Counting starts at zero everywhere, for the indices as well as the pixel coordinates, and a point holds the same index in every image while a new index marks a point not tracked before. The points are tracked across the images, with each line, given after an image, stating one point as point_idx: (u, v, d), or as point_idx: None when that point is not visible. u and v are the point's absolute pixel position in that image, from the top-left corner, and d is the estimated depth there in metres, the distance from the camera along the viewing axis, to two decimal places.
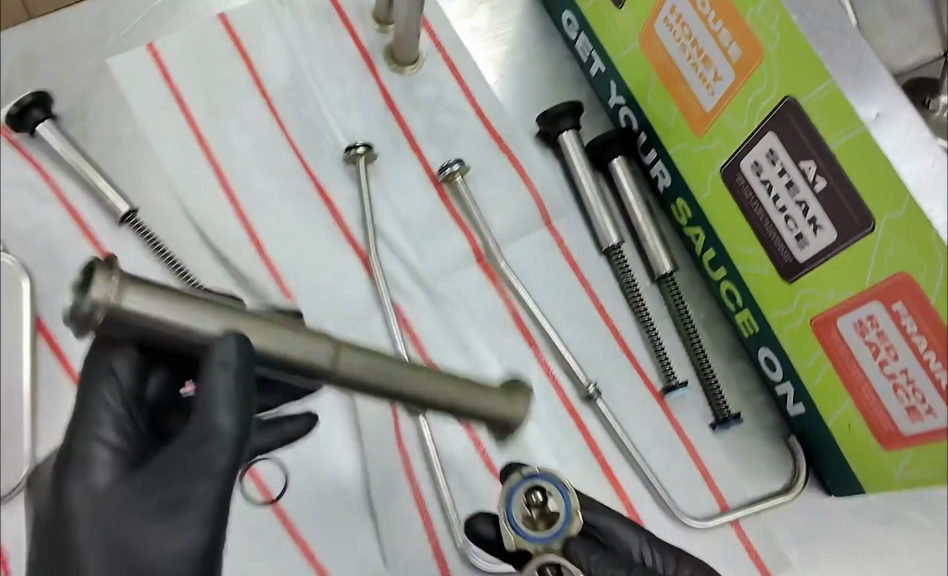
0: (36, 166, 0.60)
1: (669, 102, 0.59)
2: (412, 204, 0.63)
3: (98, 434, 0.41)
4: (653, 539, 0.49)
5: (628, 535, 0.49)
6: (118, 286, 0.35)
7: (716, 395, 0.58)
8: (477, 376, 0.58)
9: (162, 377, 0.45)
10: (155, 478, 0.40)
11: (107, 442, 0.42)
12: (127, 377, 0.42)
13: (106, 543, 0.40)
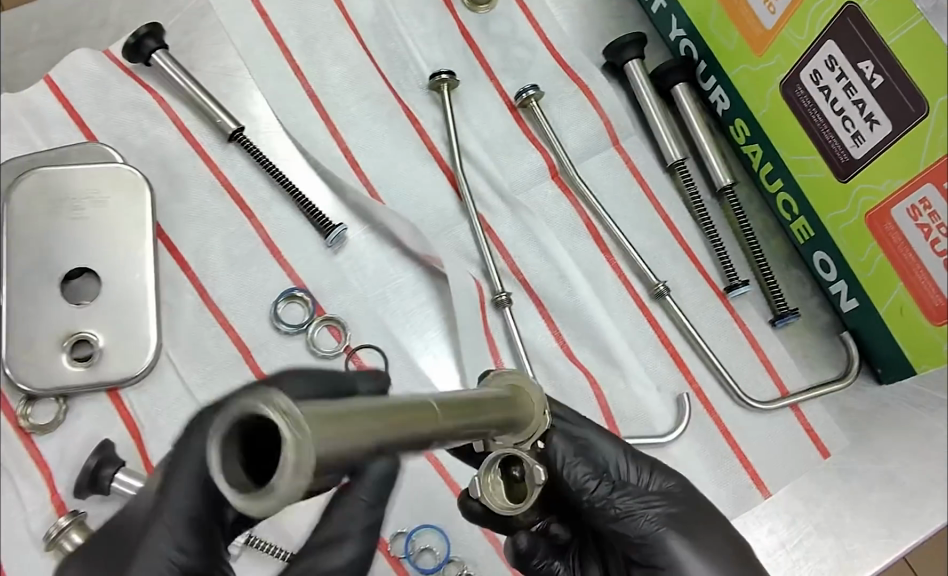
0: (148, 90, 0.65)
1: (729, 26, 0.63)
2: (492, 126, 0.68)
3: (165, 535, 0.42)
4: (637, 450, 0.49)
5: (608, 446, 0.48)
6: (306, 429, 0.20)
7: (774, 293, 0.64)
8: (557, 276, 0.64)
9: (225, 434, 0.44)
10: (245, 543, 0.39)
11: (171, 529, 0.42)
12: (195, 466, 0.42)
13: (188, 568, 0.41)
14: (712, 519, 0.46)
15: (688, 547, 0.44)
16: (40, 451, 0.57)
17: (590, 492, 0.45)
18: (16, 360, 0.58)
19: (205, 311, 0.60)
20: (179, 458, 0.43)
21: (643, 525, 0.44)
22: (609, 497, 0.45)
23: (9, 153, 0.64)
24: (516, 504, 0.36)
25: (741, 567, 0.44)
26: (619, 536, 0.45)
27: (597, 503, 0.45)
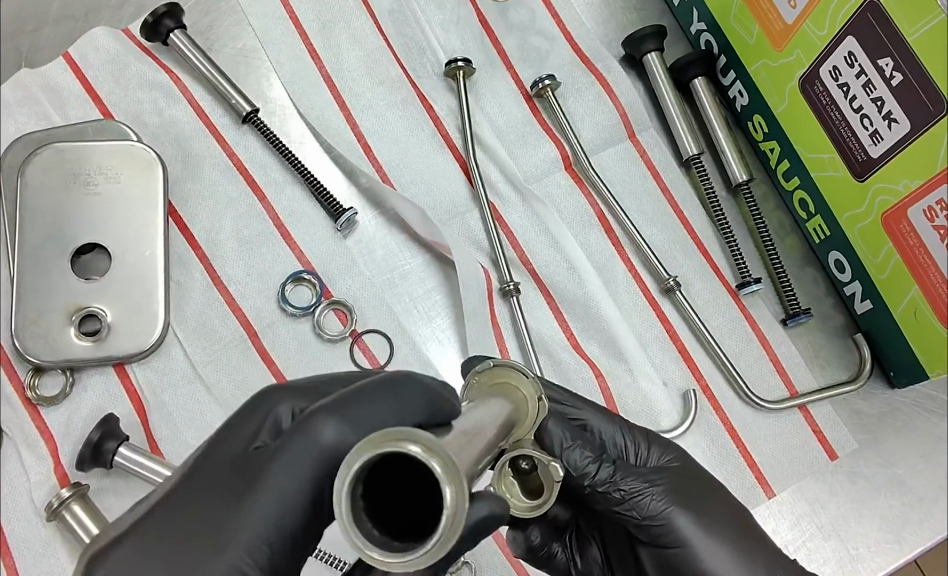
0: (166, 71, 0.65)
1: (750, 20, 0.62)
2: (507, 115, 0.68)
3: (247, 544, 0.40)
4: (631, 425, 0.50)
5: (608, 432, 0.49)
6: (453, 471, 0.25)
7: (787, 291, 0.63)
8: (566, 267, 0.63)
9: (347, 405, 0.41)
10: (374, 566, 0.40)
11: (257, 546, 0.40)
12: (308, 480, 0.40)
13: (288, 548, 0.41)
14: (712, 496, 0.47)
15: (695, 523, 0.45)
16: (46, 422, 0.56)
17: (598, 480, 0.45)
18: (23, 332, 0.57)
19: (214, 291, 0.60)
20: (285, 469, 0.40)
21: (649, 505, 0.45)
22: (615, 482, 0.45)
23: (26, 128, 0.63)
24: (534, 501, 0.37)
25: (747, 533, 0.46)
26: (626, 520, 0.45)
27: (603, 489, 0.45)
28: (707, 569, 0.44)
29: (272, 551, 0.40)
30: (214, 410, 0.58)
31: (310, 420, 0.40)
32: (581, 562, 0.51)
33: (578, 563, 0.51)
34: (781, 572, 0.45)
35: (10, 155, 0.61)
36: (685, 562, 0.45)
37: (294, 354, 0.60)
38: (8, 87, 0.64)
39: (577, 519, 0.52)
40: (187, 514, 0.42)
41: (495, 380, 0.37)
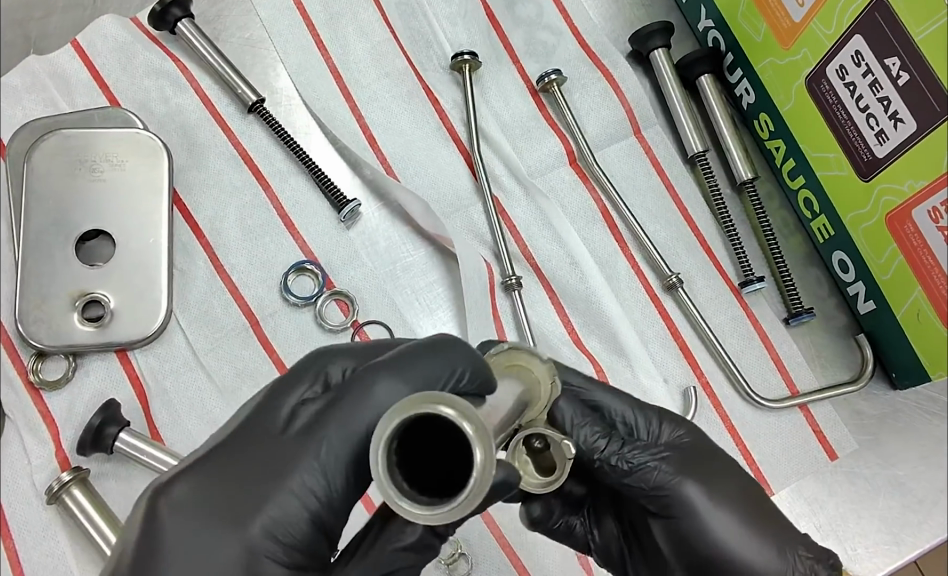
0: (172, 59, 0.66)
1: (758, 18, 0.62)
2: (512, 109, 0.68)
3: (301, 494, 0.40)
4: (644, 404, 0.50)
5: (613, 404, 0.49)
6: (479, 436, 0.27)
7: (790, 290, 0.63)
8: (568, 262, 0.63)
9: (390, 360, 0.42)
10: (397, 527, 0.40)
11: (311, 495, 0.40)
12: (358, 429, 0.40)
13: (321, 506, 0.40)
14: (722, 467, 0.47)
15: (703, 494, 0.45)
16: (48, 406, 0.56)
17: (605, 454, 0.46)
18: (27, 317, 0.57)
19: (217, 280, 0.61)
20: (342, 421, 0.40)
21: (658, 476, 0.45)
22: (622, 455, 0.46)
23: (33, 114, 0.64)
24: (549, 479, 0.37)
25: (756, 508, 0.45)
26: (635, 492, 0.45)
27: (610, 464, 0.46)
28: (713, 538, 0.44)
29: (326, 501, 0.40)
30: (215, 398, 0.58)
31: (363, 376, 0.41)
32: (598, 538, 0.51)
33: (594, 538, 0.51)
34: (788, 549, 0.44)
35: (17, 141, 0.61)
36: (692, 534, 0.44)
37: (296, 343, 0.60)
38: (16, 73, 0.64)
39: (595, 494, 0.52)
40: (227, 470, 0.41)
41: (509, 363, 0.39)
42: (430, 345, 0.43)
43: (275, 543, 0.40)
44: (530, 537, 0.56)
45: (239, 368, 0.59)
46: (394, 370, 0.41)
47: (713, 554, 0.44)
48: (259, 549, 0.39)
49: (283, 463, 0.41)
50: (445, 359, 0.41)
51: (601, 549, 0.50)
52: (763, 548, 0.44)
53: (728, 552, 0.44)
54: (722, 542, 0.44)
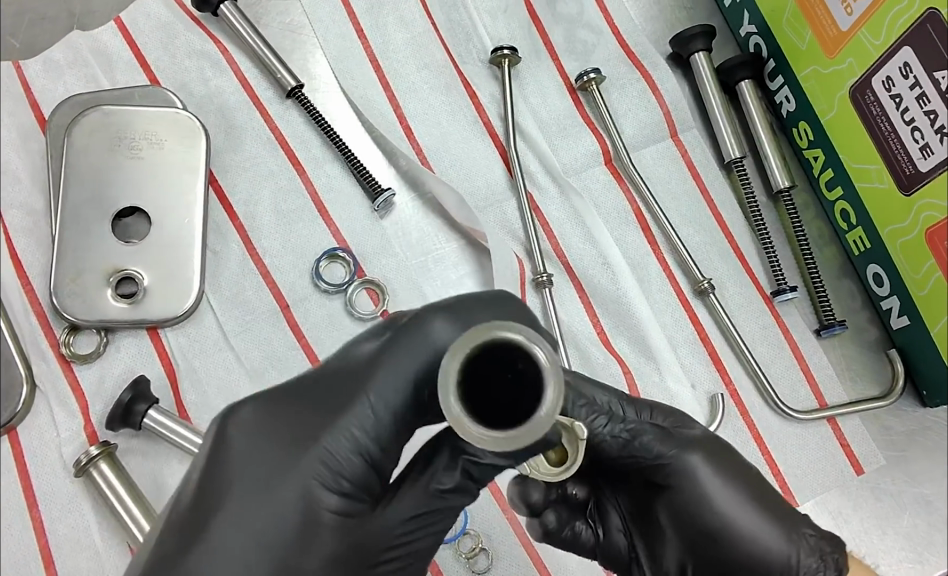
0: (213, 41, 0.66)
1: (803, 26, 0.62)
2: (550, 106, 0.68)
3: (354, 433, 0.42)
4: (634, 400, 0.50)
5: (604, 396, 0.48)
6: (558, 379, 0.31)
7: (823, 301, 0.63)
8: (600, 261, 0.63)
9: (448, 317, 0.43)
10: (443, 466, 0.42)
11: (364, 434, 0.42)
12: (418, 371, 0.42)
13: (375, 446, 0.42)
14: (727, 447, 0.47)
15: (706, 465, 0.45)
16: (77, 378, 0.56)
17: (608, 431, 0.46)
18: (61, 290, 0.57)
19: (249, 262, 0.60)
20: (404, 358, 0.42)
21: (660, 449, 0.46)
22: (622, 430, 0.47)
23: (74, 90, 0.64)
24: (560, 467, 0.40)
25: (758, 482, 0.46)
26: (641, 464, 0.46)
27: (612, 438, 0.46)
28: (720, 511, 0.44)
29: (376, 437, 0.42)
30: (243, 380, 0.58)
31: (420, 317, 0.43)
32: (603, 536, 0.49)
33: (600, 538, 0.49)
34: (793, 527, 0.44)
35: (58, 115, 0.62)
36: (699, 506, 0.44)
37: (324, 331, 0.60)
38: (58, 48, 0.64)
39: (597, 493, 0.51)
40: (291, 411, 0.43)
41: None
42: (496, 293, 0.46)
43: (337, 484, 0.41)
44: None
45: (267, 352, 0.58)
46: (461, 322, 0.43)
47: (721, 528, 0.44)
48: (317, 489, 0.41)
49: (344, 398, 0.43)
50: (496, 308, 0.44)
51: (607, 548, 0.49)
52: (770, 522, 0.44)
53: (735, 525, 0.44)
54: (729, 515, 0.44)
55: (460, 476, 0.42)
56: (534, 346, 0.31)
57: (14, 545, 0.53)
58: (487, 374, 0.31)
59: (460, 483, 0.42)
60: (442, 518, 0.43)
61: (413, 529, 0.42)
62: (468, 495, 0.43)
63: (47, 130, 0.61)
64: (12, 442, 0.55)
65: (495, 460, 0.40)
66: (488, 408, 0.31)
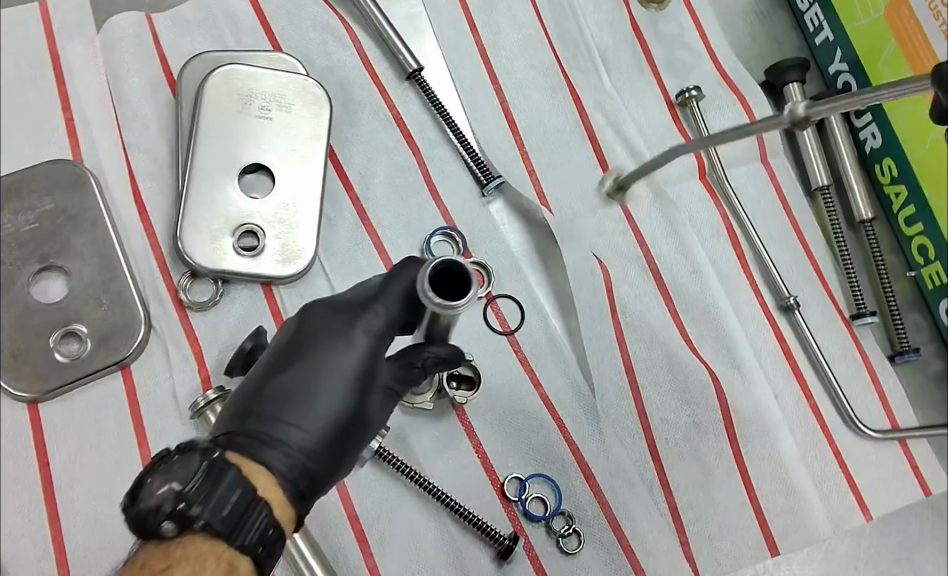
0: (337, 16, 0.68)
1: (902, 66, 0.66)
2: (649, 117, 0.71)
3: (377, 321, 0.44)
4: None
5: None
6: (440, 301, 0.39)
7: (900, 328, 0.66)
8: (689, 271, 0.65)
9: (376, 342, 0.44)
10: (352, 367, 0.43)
11: (380, 322, 0.44)
12: (355, 369, 0.42)
13: (321, 390, 0.41)
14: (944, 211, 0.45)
15: None
16: (193, 327, 0.58)
17: (184, 477, 0.35)
18: (186, 236, 0.58)
19: (363, 233, 0.62)
20: (349, 336, 0.43)
21: (604, 464, 0.58)
22: (197, 485, 0.35)
23: (200, 48, 0.65)
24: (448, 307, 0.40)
25: None
26: (408, 497, 0.55)
27: (258, 522, 0.36)
28: None
29: (387, 320, 0.44)
30: None
31: (348, 330, 0.43)
32: None
33: None
34: None
35: (187, 72, 0.63)
36: None
37: None
38: (188, 6, 0.66)
39: None
40: (296, 366, 0.42)
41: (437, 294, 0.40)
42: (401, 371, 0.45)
43: (383, 326, 0.44)
44: (641, 529, 0.57)
45: None
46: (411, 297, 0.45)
47: None
48: (373, 315, 0.44)
49: (328, 346, 0.42)
50: (349, 338, 0.43)
51: None
52: None
53: None
54: None
55: (384, 326, 0.44)
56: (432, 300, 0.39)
57: (121, 482, 0.54)
58: (444, 286, 0.40)
59: (379, 313, 0.44)
60: (316, 398, 0.41)
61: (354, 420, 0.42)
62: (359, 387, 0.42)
63: (177, 86, 0.62)
64: (124, 378, 0.56)
65: (390, 307, 0.44)
66: (440, 289, 0.40)
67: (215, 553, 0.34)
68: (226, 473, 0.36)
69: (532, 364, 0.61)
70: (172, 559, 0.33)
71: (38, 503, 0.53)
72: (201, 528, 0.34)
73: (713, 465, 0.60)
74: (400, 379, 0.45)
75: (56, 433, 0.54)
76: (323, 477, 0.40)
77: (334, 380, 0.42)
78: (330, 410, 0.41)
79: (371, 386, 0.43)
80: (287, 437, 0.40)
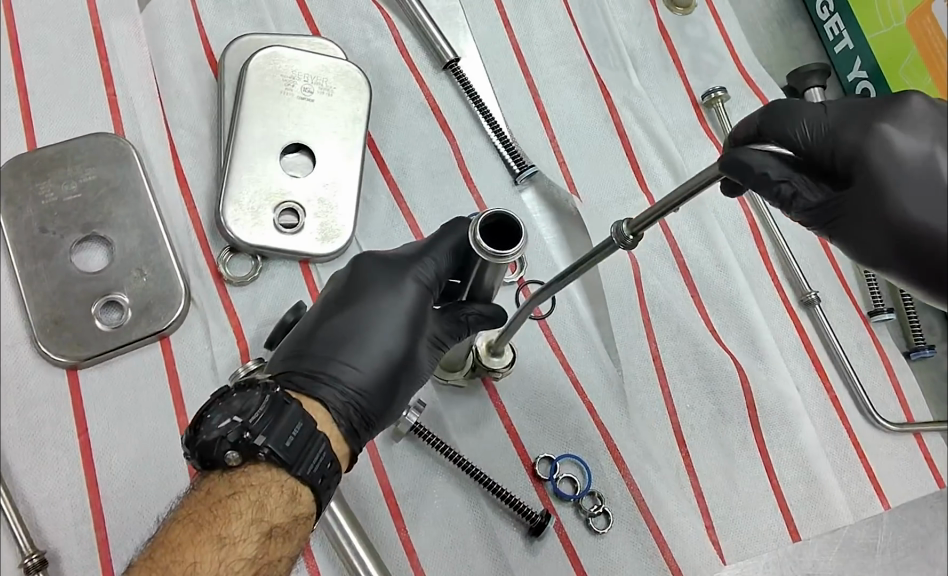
0: (377, 6, 0.69)
1: (922, 73, 0.68)
2: (675, 115, 0.73)
3: (423, 273, 0.47)
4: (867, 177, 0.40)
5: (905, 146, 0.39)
6: (490, 250, 0.41)
7: (915, 326, 0.68)
8: (714, 264, 0.66)
9: (421, 294, 0.47)
10: (402, 314, 0.46)
11: (426, 274, 0.47)
12: (405, 317, 0.46)
13: (371, 334, 0.45)
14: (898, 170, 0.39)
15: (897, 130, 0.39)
16: (231, 299, 0.59)
17: (246, 410, 0.40)
18: (227, 212, 0.59)
19: (399, 216, 0.64)
20: (396, 286, 0.46)
21: (631, 446, 0.60)
22: (261, 416, 0.40)
23: (242, 31, 0.66)
24: (501, 255, 0.41)
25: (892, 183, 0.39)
26: (441, 472, 0.57)
27: (317, 454, 0.40)
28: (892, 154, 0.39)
29: (433, 275, 0.48)
30: None
31: (396, 280, 0.47)
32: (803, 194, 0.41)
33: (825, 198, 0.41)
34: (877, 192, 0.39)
35: (231, 54, 0.63)
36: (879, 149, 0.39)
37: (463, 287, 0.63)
38: None
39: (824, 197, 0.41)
40: (350, 311, 0.46)
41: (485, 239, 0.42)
42: (451, 324, 0.48)
43: (431, 276, 0.48)
44: (668, 512, 0.58)
45: None
46: (457, 254, 0.48)
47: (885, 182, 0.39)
48: (421, 267, 0.47)
49: (377, 295, 0.46)
50: (395, 287, 0.46)
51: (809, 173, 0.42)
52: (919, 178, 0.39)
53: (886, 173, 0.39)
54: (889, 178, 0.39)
55: (431, 279, 0.47)
56: (479, 248, 0.41)
57: (159, 450, 0.54)
58: (496, 236, 0.42)
59: (426, 268, 0.47)
60: (365, 342, 0.45)
61: (395, 375, 0.45)
62: (406, 333, 0.46)
63: (221, 67, 0.63)
64: (164, 348, 0.57)
65: (437, 263, 0.48)
66: (491, 239, 0.42)
67: (277, 481, 0.40)
68: (288, 408, 0.40)
69: (564, 349, 0.62)
70: (238, 487, 0.39)
71: (76, 468, 0.53)
72: (264, 458, 0.39)
73: (736, 452, 0.61)
74: (447, 330, 0.48)
75: (95, 399, 0.54)
76: (376, 414, 0.45)
77: (385, 326, 0.45)
78: (384, 353, 0.45)
79: (419, 333, 0.46)
80: (340, 376, 0.44)
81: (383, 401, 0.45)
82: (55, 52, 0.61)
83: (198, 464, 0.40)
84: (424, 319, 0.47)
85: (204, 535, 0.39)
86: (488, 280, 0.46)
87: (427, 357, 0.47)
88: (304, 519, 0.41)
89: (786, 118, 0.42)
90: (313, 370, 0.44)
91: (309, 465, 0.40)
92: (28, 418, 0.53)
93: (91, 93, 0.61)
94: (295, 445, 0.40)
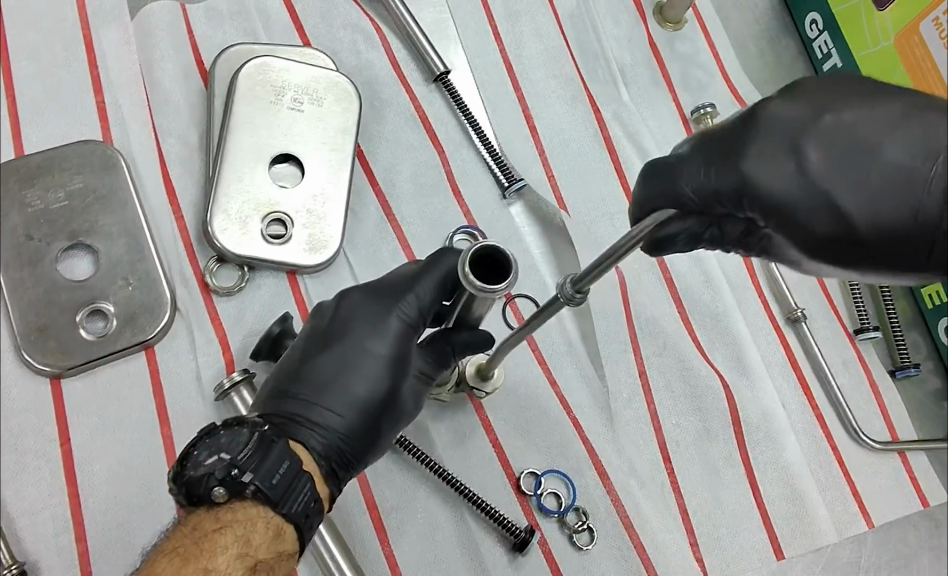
0: (367, 17, 0.69)
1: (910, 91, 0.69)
2: (664, 131, 0.73)
3: (408, 310, 0.48)
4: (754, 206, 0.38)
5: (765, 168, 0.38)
6: (477, 284, 0.41)
7: (900, 344, 0.68)
8: (701, 279, 0.66)
9: (405, 333, 0.47)
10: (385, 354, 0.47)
11: (411, 311, 0.48)
12: (388, 356, 0.47)
13: (355, 373, 0.46)
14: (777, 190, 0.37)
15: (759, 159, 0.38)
16: (217, 309, 0.58)
17: (234, 447, 0.40)
18: (215, 222, 0.58)
19: (387, 228, 0.64)
20: (380, 325, 0.47)
21: (616, 461, 0.60)
22: (248, 453, 0.40)
23: (232, 39, 0.66)
24: (489, 289, 0.41)
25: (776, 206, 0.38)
26: (426, 486, 0.56)
27: (301, 492, 0.40)
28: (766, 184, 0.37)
29: (417, 311, 0.48)
30: None
31: (380, 319, 0.47)
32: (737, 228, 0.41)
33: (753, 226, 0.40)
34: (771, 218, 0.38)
35: (222, 62, 0.63)
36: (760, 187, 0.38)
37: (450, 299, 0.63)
38: None
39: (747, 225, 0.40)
40: (334, 350, 0.46)
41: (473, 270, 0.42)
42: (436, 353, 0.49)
43: (416, 313, 0.48)
44: (652, 528, 0.58)
45: None
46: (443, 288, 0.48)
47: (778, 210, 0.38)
48: (406, 303, 0.48)
49: (361, 333, 0.47)
50: (379, 326, 0.47)
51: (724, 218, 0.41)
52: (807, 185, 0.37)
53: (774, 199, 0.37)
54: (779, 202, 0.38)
55: (415, 315, 0.48)
56: (467, 281, 0.41)
57: (143, 461, 0.54)
58: (485, 270, 0.42)
59: (411, 304, 0.48)
60: (348, 381, 0.45)
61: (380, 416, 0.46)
62: (390, 373, 0.46)
63: (211, 77, 0.63)
64: (149, 358, 0.56)
65: (422, 293, 0.48)
66: (481, 273, 0.42)
67: (263, 517, 0.40)
68: (274, 446, 0.41)
69: (550, 363, 0.62)
70: (224, 522, 0.39)
71: (58, 479, 0.52)
72: (251, 495, 0.39)
73: (722, 468, 0.61)
74: (429, 366, 0.49)
75: (78, 409, 0.54)
76: (358, 456, 0.45)
77: (368, 366, 0.46)
78: (367, 394, 0.46)
79: (403, 372, 0.47)
80: (322, 418, 0.44)
81: (364, 442, 0.45)
82: (44, 59, 0.61)
83: (184, 500, 0.40)
84: (407, 358, 0.47)
85: (190, 567, 0.38)
86: (477, 309, 0.46)
87: (410, 393, 0.47)
88: (288, 555, 0.40)
89: (667, 177, 0.42)
90: (296, 412, 0.44)
91: (293, 503, 0.40)
92: (10, 427, 0.53)
93: (79, 102, 0.61)
94: (281, 484, 0.40)
